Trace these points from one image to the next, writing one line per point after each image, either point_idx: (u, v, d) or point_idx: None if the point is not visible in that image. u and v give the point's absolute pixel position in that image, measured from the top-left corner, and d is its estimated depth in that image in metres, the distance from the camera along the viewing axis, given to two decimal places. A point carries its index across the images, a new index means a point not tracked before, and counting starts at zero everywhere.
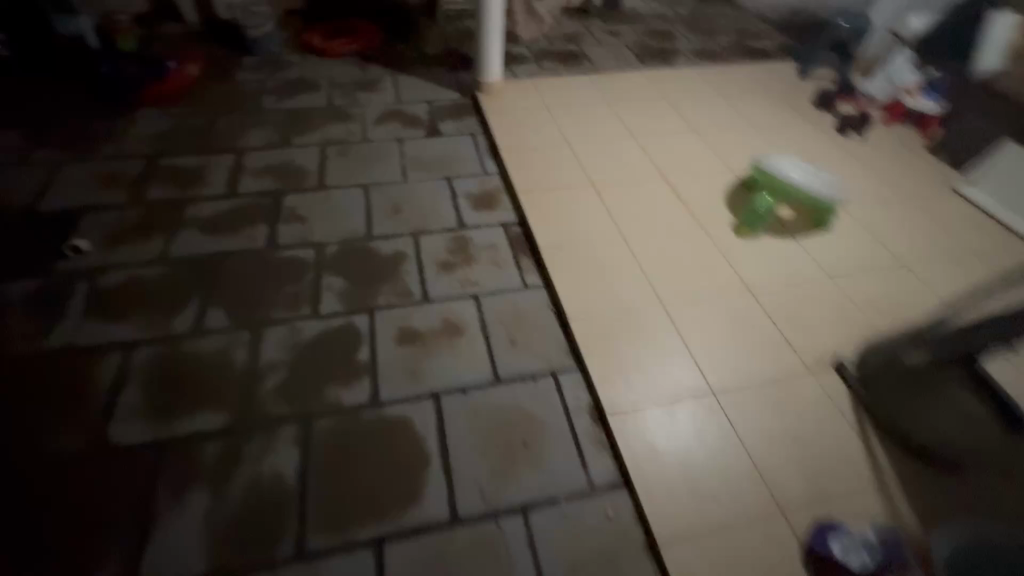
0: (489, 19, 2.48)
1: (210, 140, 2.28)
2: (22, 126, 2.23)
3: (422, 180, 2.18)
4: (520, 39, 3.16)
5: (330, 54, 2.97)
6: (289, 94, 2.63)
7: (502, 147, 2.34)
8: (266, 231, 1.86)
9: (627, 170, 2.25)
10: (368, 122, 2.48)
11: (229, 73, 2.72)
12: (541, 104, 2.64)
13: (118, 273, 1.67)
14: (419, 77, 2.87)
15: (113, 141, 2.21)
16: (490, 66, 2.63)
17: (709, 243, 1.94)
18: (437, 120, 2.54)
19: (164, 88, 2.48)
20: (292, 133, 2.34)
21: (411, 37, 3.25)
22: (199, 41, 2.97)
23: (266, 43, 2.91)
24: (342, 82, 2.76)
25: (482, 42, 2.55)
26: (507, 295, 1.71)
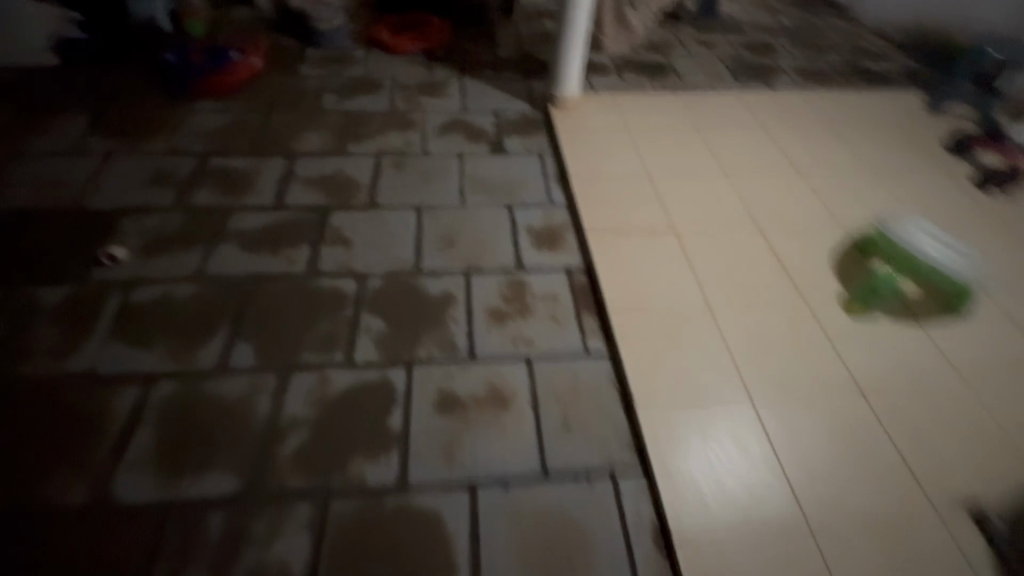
0: (574, 26, 2.22)
1: (264, 141, 2.16)
2: (83, 111, 2.18)
3: (481, 205, 1.96)
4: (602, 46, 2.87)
5: (396, 52, 2.78)
6: (351, 93, 2.48)
7: (572, 173, 2.09)
8: (308, 253, 1.72)
9: (715, 215, 1.95)
10: (428, 131, 2.29)
11: (293, 67, 2.60)
12: (621, 123, 2.36)
13: (151, 289, 1.56)
14: (488, 82, 2.65)
15: (167, 135, 2.12)
16: (567, 79, 2.38)
17: (810, 320, 1.63)
18: (503, 134, 2.32)
19: (226, 80, 2.37)
20: (349, 141, 2.19)
21: (483, 36, 3.02)
22: (268, 29, 2.87)
23: (334, 36, 2.78)
24: (406, 83, 2.58)
25: (562, 51, 2.29)
26: (565, 362, 1.48)
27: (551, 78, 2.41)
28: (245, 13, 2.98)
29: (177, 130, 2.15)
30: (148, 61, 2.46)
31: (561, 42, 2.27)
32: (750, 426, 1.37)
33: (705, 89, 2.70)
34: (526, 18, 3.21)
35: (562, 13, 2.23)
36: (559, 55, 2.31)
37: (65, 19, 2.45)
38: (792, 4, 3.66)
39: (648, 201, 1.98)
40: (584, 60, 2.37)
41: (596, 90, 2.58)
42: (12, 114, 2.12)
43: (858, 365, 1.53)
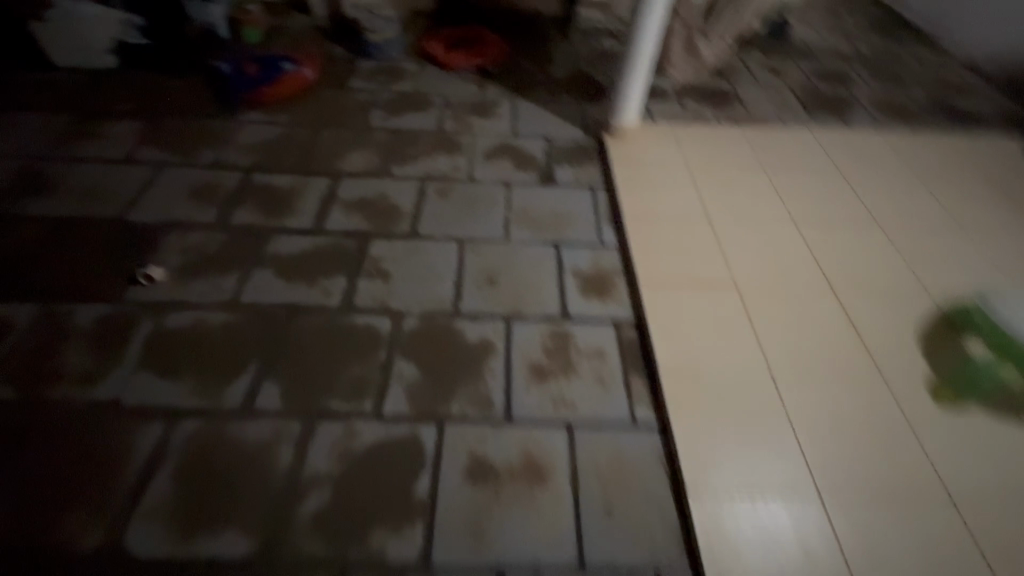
0: (638, 53, 2.09)
1: (308, 157, 2.12)
2: (137, 118, 2.19)
3: (527, 242, 1.85)
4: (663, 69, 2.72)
5: (448, 68, 2.70)
6: (399, 110, 2.42)
7: (625, 212, 1.96)
8: (344, 284, 1.65)
9: (782, 270, 1.78)
10: (476, 156, 2.20)
11: (344, 80, 2.56)
12: (680, 158, 2.21)
13: (184, 314, 1.52)
14: (540, 104, 2.54)
15: (215, 147, 2.11)
16: (626, 106, 2.23)
17: (887, 405, 1.46)
18: (553, 163, 2.20)
19: (278, 94, 2.38)
20: (393, 163, 2.13)
21: (538, 52, 2.92)
22: (322, 38, 2.85)
23: (387, 48, 2.73)
24: (456, 102, 2.50)
25: (623, 78, 2.16)
26: (609, 432, 1.35)
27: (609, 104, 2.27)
28: (301, 21, 2.97)
29: (225, 142, 2.13)
30: (203, 70, 2.47)
31: (623, 69, 2.14)
32: (817, 531, 1.22)
33: (772, 122, 2.51)
34: (583, 36, 3.09)
35: (626, 39, 2.10)
36: (619, 82, 2.19)
37: (126, 22, 2.47)
38: (871, 29, 3.39)
39: (708, 249, 1.83)
40: (646, 88, 2.23)
41: (654, 118, 2.43)
42: (70, 118, 2.15)
43: (945, 464, 1.35)
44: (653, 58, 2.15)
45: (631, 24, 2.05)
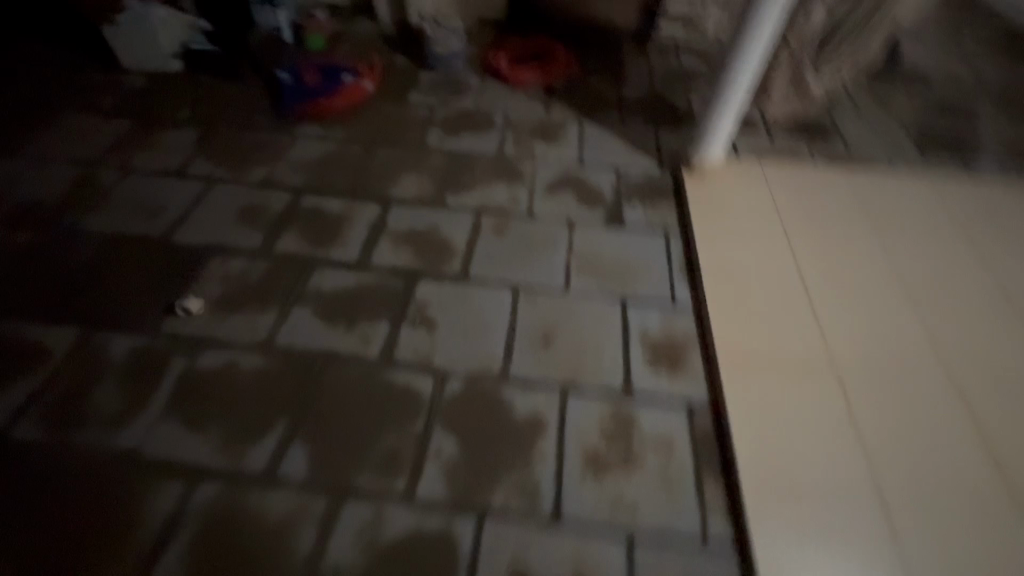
0: (732, 88, 1.86)
1: (360, 179, 2.00)
2: (194, 128, 2.15)
3: (589, 293, 1.65)
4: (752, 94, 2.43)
5: (513, 83, 2.53)
6: (458, 129, 2.26)
7: (702, 268, 1.75)
8: (386, 331, 1.51)
9: (881, 358, 1.57)
10: (537, 187, 2.02)
11: (404, 93, 2.45)
12: (768, 205, 1.97)
13: (217, 354, 1.43)
14: (611, 128, 2.32)
15: (266, 163, 2.02)
16: (711, 144, 2.00)
17: (1007, 545, 1.27)
18: (622, 200, 1.99)
19: (337, 105, 2.26)
20: (448, 190, 1.98)
21: (611, 69, 2.69)
22: (385, 46, 2.75)
23: (449, 59, 2.58)
24: (519, 122, 2.32)
25: (710, 114, 1.94)
26: (676, 549, 1.18)
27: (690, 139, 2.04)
28: (365, 27, 2.87)
29: (278, 158, 2.05)
30: (263, 79, 2.42)
31: (711, 104, 1.91)
32: None
33: (878, 164, 2.19)
34: (661, 53, 2.84)
35: (719, 72, 1.87)
36: (704, 118, 1.96)
37: (192, 28, 2.47)
38: (997, 54, 2.95)
39: (797, 324, 1.63)
40: (735, 126, 1.99)
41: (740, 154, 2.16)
42: (130, 126, 2.13)
43: None
44: (747, 93, 1.90)
45: (727, 57, 1.83)
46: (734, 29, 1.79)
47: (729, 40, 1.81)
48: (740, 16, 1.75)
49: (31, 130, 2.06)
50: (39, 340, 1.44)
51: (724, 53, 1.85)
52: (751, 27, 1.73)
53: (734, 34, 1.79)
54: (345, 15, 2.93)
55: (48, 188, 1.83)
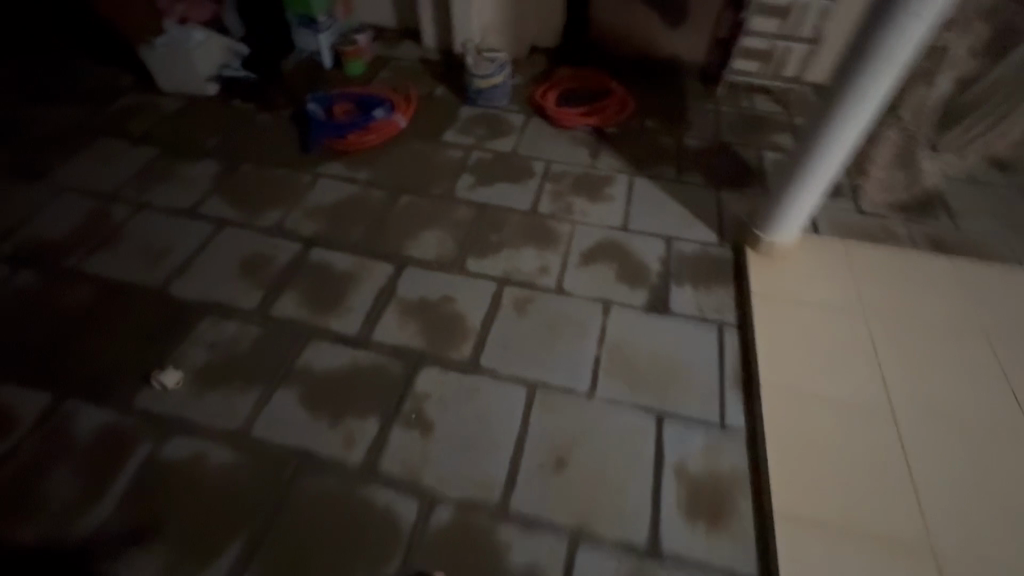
0: (819, 159, 1.52)
1: (379, 231, 1.82)
2: (216, 163, 2.06)
3: (618, 402, 1.38)
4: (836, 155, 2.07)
5: (560, 125, 2.29)
6: (491, 177, 2.05)
7: (763, 384, 1.41)
8: (374, 431, 1.31)
9: (1005, 533, 1.19)
10: (571, 254, 1.76)
11: (439, 130, 2.26)
12: (852, 301, 1.61)
13: (185, 442, 1.28)
14: (665, 185, 2.04)
15: (281, 206, 1.88)
16: (786, 220, 1.66)
17: None
18: (670, 279, 1.69)
19: (369, 140, 2.13)
20: (471, 252, 1.76)
21: (671, 111, 2.41)
22: (427, 75, 2.59)
23: (492, 95, 2.37)
24: (560, 172, 2.08)
25: (787, 185, 1.60)
26: None
27: (759, 209, 1.71)
28: (409, 53, 2.73)
29: (294, 201, 1.91)
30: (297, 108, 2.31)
31: (789, 174, 1.58)
32: None
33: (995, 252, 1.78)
34: (729, 96, 2.52)
35: (803, 137, 1.53)
36: (777, 187, 1.63)
37: (230, 52, 2.38)
38: None
39: (889, 477, 1.26)
40: (818, 200, 1.64)
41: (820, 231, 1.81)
42: (153, 156, 2.06)
43: None
44: (843, 160, 1.53)
45: (816, 121, 1.48)
46: (828, 87, 1.43)
47: (820, 101, 1.47)
48: (838, 73, 1.40)
49: (58, 156, 2.02)
50: (9, 404, 1.34)
51: (812, 115, 1.50)
52: (852, 85, 1.37)
53: (827, 94, 1.44)
54: (390, 39, 2.81)
55: (59, 224, 1.77)
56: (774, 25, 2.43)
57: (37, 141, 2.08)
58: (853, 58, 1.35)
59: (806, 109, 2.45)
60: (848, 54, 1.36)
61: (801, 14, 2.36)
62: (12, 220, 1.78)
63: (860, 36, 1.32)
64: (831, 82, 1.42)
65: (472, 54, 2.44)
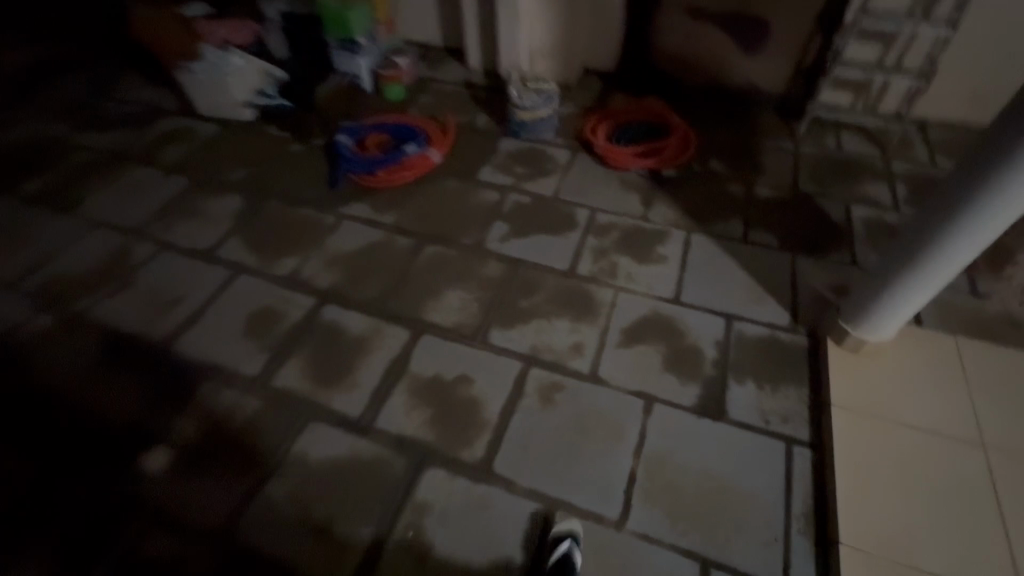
0: (944, 251, 1.17)
1: (399, 288, 1.66)
2: (241, 199, 1.97)
3: (654, 540, 1.16)
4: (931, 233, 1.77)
5: (612, 164, 2.03)
6: (527, 226, 1.84)
7: (844, 541, 1.13)
8: (366, 549, 1.15)
9: None
10: (611, 330, 1.52)
11: (476, 167, 2.07)
12: (967, 429, 1.28)
13: (164, 538, 1.18)
14: (728, 245, 1.75)
15: (300, 252, 1.76)
16: (882, 319, 1.33)
17: None
18: (728, 372, 1.42)
19: (406, 176, 1.98)
20: (496, 320, 1.56)
21: (740, 151, 2.10)
22: (470, 101, 2.41)
23: (538, 128, 2.16)
24: (605, 223, 1.84)
25: (896, 276, 1.26)
26: None
27: (849, 299, 1.39)
28: (453, 76, 2.56)
29: (314, 247, 1.78)
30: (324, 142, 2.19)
31: (899, 263, 1.24)
32: None
33: None
34: (812, 133, 2.18)
35: (922, 220, 1.20)
36: (881, 277, 1.30)
37: (266, 77, 2.27)
38: None
39: None
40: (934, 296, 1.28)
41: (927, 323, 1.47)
42: (182, 188, 2.00)
43: None
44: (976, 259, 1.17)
45: (945, 203, 1.15)
46: (966, 161, 1.11)
47: (955, 176, 1.13)
48: (984, 143, 1.08)
49: (91, 185, 2.00)
50: None
51: (940, 192, 1.17)
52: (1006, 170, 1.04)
53: (965, 170, 1.11)
54: (436, 57, 2.65)
55: (82, 260, 1.74)
56: (877, 52, 2.05)
57: (75, 167, 2.07)
58: (1011, 126, 1.01)
59: (909, 153, 2.06)
60: (1002, 120, 1.04)
61: (908, 45, 2.01)
62: (37, 253, 1.76)
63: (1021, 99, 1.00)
64: (970, 155, 1.11)
65: (517, 82, 2.21)
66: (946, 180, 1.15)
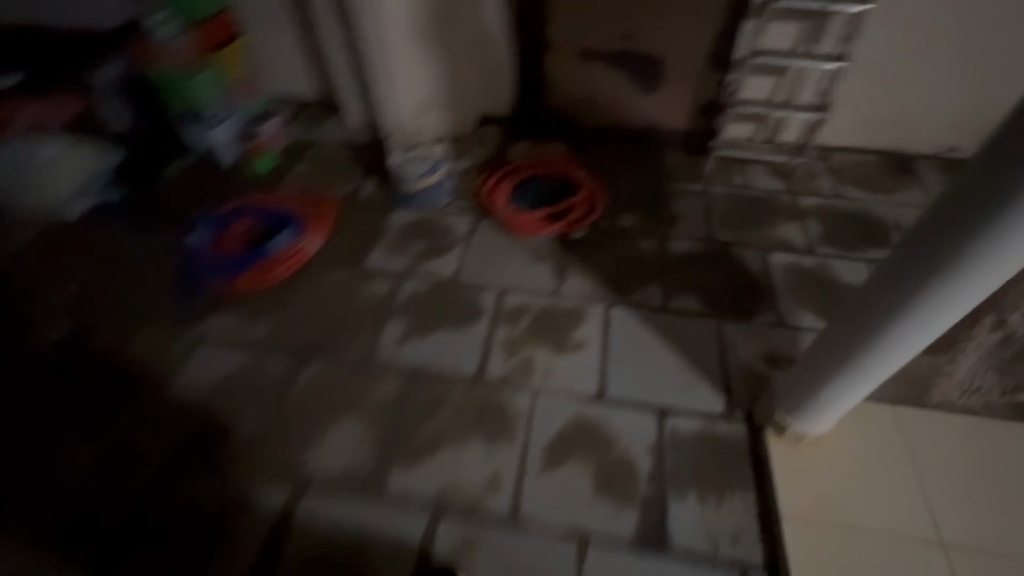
0: (878, 357, 1.02)
1: (274, 431, 1.38)
2: (65, 329, 1.61)
3: None
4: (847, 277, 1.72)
5: (518, 232, 1.82)
6: (427, 321, 1.59)
7: None
8: None
9: None
10: (532, 451, 1.31)
11: (363, 249, 1.80)
12: (914, 519, 1.18)
13: None
14: (650, 317, 1.59)
15: (144, 398, 1.46)
16: (820, 411, 1.19)
17: None
18: (665, 487, 1.25)
19: (279, 267, 1.69)
20: (395, 457, 1.31)
21: (651, 199, 1.97)
22: (353, 166, 2.13)
23: (428, 197, 1.91)
24: (514, 306, 1.62)
25: (829, 377, 1.12)
26: None
27: (785, 388, 1.24)
28: (333, 136, 2.27)
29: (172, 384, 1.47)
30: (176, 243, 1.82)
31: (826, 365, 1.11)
32: None
33: None
34: (720, 170, 2.10)
35: (851, 323, 1.05)
36: (813, 376, 1.15)
37: (97, 161, 1.95)
38: None
39: None
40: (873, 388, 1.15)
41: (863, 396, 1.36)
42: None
43: None
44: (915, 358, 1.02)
45: (874, 309, 0.99)
46: (893, 267, 0.94)
47: (882, 281, 0.97)
48: (913, 251, 0.90)
49: None
50: None
51: (866, 294, 1.01)
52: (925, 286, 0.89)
53: (894, 277, 0.94)
54: (313, 115, 2.35)
55: None
56: (770, 86, 2.00)
57: None
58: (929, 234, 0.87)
59: (814, 186, 2.03)
60: (933, 229, 0.86)
61: (800, 79, 1.97)
62: None
63: (953, 208, 0.82)
64: (895, 260, 0.94)
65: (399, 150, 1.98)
66: (872, 283, 0.99)
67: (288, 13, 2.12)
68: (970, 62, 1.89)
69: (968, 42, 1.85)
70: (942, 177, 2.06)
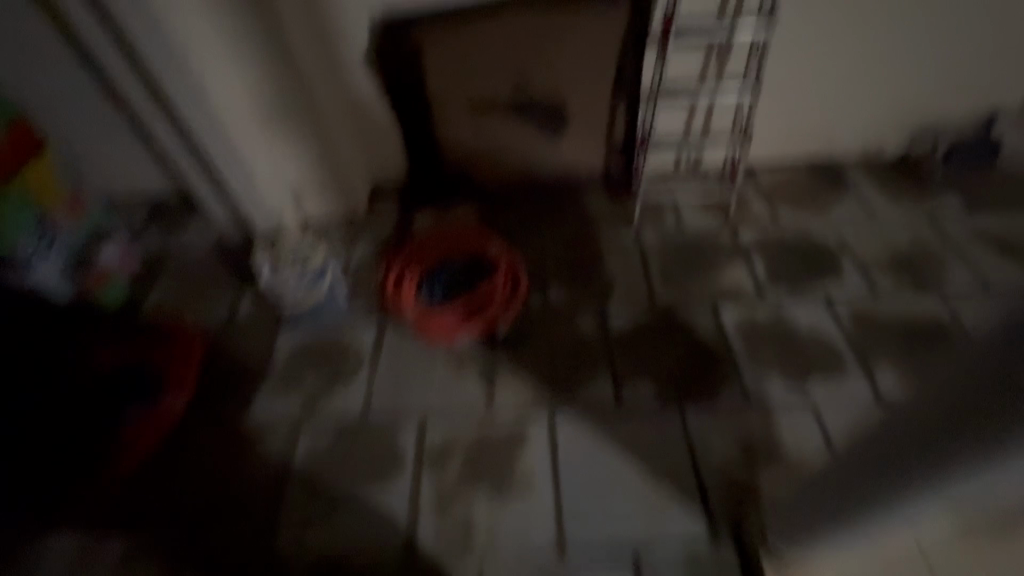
0: (886, 524, 0.81)
1: None
2: None
3: None
4: (810, 320, 1.54)
5: (433, 332, 1.51)
6: (343, 488, 1.32)
7: None
8: None
9: None
10: None
11: (248, 396, 1.49)
12: None
13: None
14: (603, 423, 1.33)
15: None
16: (830, 555, 0.96)
17: None
18: None
19: (138, 446, 1.41)
20: None
21: (581, 262, 1.72)
22: (223, 278, 1.75)
23: (320, 310, 1.59)
24: (442, 443, 1.34)
25: (840, 528, 0.88)
26: None
27: (786, 528, 1.00)
28: (196, 239, 1.87)
29: None
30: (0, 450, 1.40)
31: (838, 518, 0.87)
32: None
33: None
34: (649, 211, 1.88)
35: (843, 481, 0.85)
36: (808, 524, 0.94)
37: None
38: None
39: None
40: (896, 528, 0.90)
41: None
42: None
43: None
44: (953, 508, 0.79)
45: (868, 475, 0.79)
46: (889, 435, 0.75)
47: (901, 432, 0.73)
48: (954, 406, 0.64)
49: None
50: None
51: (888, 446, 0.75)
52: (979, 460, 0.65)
53: (884, 454, 0.75)
54: (164, 215, 1.92)
55: None
56: (684, 115, 1.82)
57: None
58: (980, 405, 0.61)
59: (751, 214, 1.85)
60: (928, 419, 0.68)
61: (712, 105, 1.81)
62: None
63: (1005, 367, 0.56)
64: (889, 427, 0.75)
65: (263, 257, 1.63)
66: (861, 442, 0.80)
67: (112, 107, 1.75)
68: (879, 63, 1.79)
69: (873, 45, 1.74)
70: (875, 181, 1.94)
